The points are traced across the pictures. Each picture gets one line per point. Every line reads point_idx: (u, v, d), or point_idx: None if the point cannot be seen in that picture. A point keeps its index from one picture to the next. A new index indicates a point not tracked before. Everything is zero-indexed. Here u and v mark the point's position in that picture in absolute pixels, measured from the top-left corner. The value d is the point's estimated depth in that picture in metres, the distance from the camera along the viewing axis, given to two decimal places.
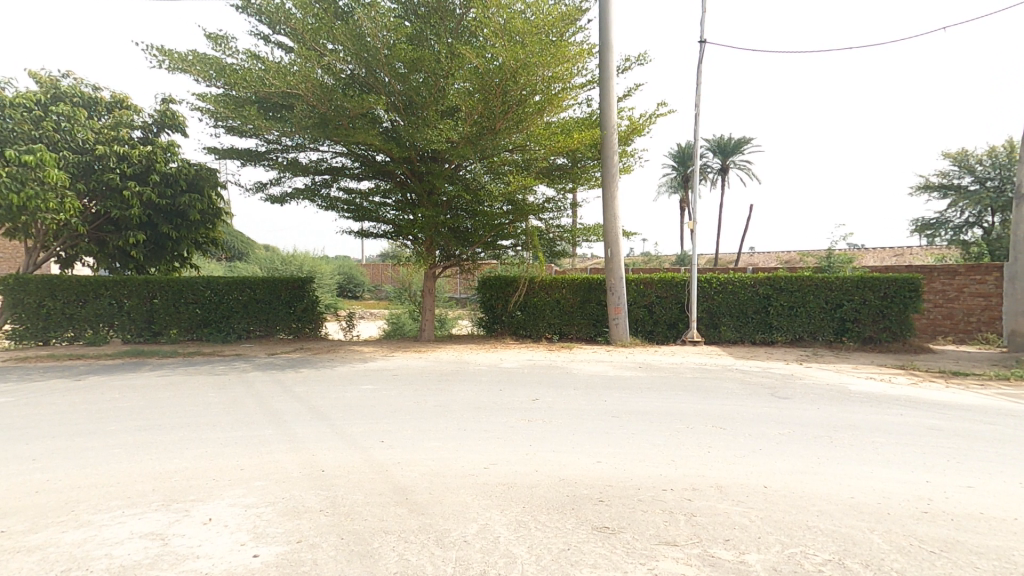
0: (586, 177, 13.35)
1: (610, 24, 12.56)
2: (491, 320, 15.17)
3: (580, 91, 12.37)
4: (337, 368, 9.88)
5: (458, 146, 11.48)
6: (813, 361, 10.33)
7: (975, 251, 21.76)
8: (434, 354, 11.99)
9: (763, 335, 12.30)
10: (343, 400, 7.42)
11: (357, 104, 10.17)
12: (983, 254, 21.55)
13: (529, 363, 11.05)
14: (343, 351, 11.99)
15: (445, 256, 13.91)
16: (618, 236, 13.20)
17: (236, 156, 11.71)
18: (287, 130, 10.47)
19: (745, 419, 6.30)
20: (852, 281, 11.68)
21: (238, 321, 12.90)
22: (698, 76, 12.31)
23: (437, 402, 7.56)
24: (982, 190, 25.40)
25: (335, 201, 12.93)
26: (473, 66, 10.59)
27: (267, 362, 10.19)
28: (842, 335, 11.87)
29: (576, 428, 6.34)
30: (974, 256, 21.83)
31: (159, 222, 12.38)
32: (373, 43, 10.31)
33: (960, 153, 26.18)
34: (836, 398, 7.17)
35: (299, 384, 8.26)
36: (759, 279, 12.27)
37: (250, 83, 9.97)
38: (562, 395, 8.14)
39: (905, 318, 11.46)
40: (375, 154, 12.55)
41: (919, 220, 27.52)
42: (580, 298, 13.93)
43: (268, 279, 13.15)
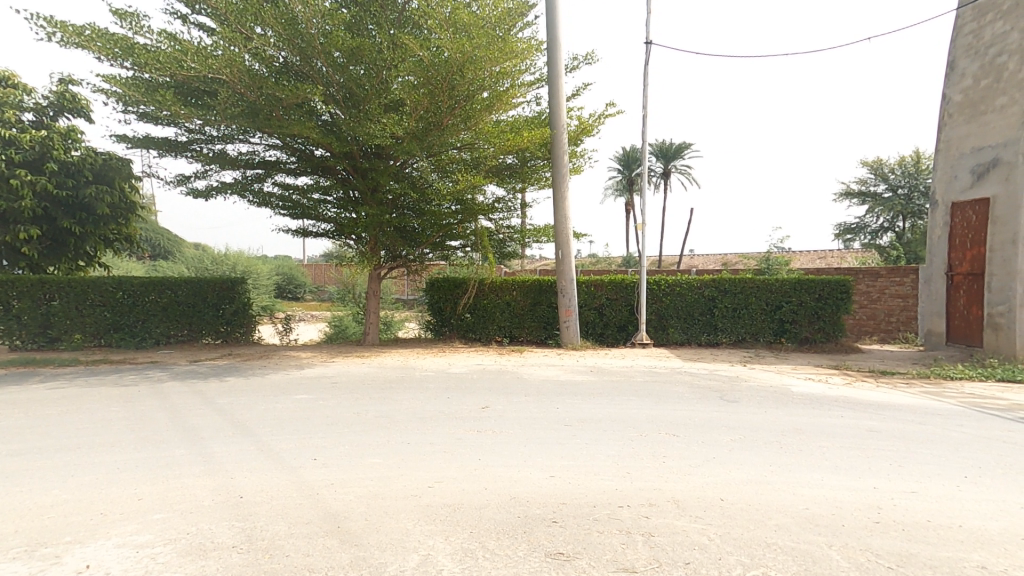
0: (536, 177, 13.12)
1: (557, 22, 12.42)
2: (440, 323, 14.68)
3: (528, 90, 12.13)
4: (268, 377, 9.10)
5: (402, 142, 10.94)
6: (756, 362, 10.59)
7: (892, 255, 23.41)
8: (378, 359, 11.38)
9: (708, 337, 12.55)
10: (274, 412, 6.75)
11: (290, 93, 9.45)
12: (899, 258, 23.24)
13: (478, 367, 10.68)
14: (278, 358, 11.14)
15: (390, 256, 13.29)
16: (568, 238, 13.07)
17: (152, 146, 10.62)
18: (210, 119, 9.57)
19: (699, 425, 6.21)
20: (790, 283, 12.12)
21: (156, 326, 11.75)
22: (644, 78, 12.37)
23: (380, 413, 7.04)
24: (895, 198, 27.39)
25: (269, 197, 12.02)
26: (415, 57, 10.07)
27: (189, 372, 9.24)
28: (781, 336, 12.28)
29: (527, 438, 6.03)
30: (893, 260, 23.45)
31: (58, 215, 11.08)
32: (307, 28, 9.60)
33: (876, 162, 28.19)
34: (781, 401, 7.28)
35: (223, 396, 7.48)
36: (704, 281, 12.51)
37: (165, 65, 9.00)
38: (513, 402, 7.83)
39: (838, 320, 12.00)
40: (314, 148, 11.78)
41: (842, 226, 29.40)
42: (530, 300, 13.70)
43: (191, 280, 12.06)
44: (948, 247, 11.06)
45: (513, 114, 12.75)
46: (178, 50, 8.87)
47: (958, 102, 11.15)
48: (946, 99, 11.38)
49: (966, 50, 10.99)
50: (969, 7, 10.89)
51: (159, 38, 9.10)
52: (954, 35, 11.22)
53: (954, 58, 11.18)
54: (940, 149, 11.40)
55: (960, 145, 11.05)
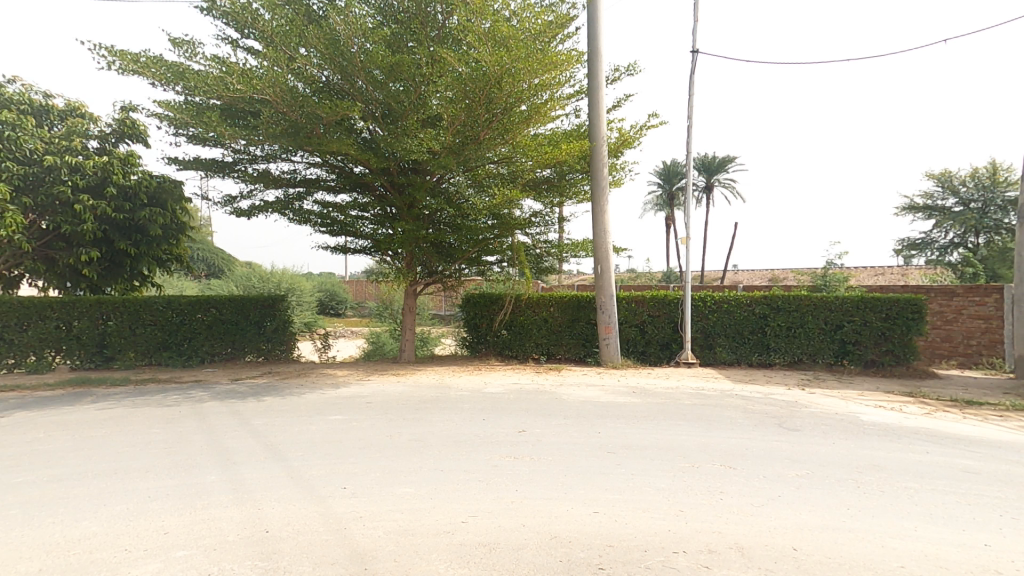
0: (575, 191, 12.78)
1: (599, 34, 12.18)
2: (476, 340, 14.43)
3: (568, 102, 11.89)
4: (305, 396, 9.03)
5: (439, 157, 10.89)
6: (816, 386, 9.77)
7: (969, 273, 21.67)
8: (414, 378, 11.20)
9: (760, 357, 11.76)
10: (307, 434, 6.60)
11: (330, 111, 9.55)
12: (974, 275, 21.47)
13: (515, 387, 10.32)
14: (315, 375, 11.12)
15: (427, 272, 13.21)
16: (608, 252, 12.63)
17: (199, 166, 10.92)
18: (254, 138, 9.77)
19: (758, 456, 5.62)
20: (852, 300, 11.22)
21: (201, 343, 11.99)
22: (690, 88, 11.90)
23: (413, 436, 6.77)
24: (967, 211, 25.56)
25: (308, 214, 12.17)
26: (454, 73, 10.01)
27: (228, 389, 9.29)
28: (842, 357, 11.36)
29: (568, 467, 5.60)
30: (968, 277, 21.69)
31: (117, 238, 11.50)
32: (347, 46, 9.74)
33: (943, 174, 26.37)
34: (851, 431, 6.56)
35: (258, 416, 7.40)
36: (756, 299, 11.74)
37: (213, 87, 9.27)
38: (551, 425, 7.42)
39: (909, 342, 10.90)
40: (352, 165, 11.90)
41: (905, 240, 27.60)
42: (568, 316, 13.28)
43: (235, 298, 12.31)
44: None
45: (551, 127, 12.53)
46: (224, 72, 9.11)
47: None
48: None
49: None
50: None
51: (209, 63, 9.35)
52: None
53: None
54: None
55: None
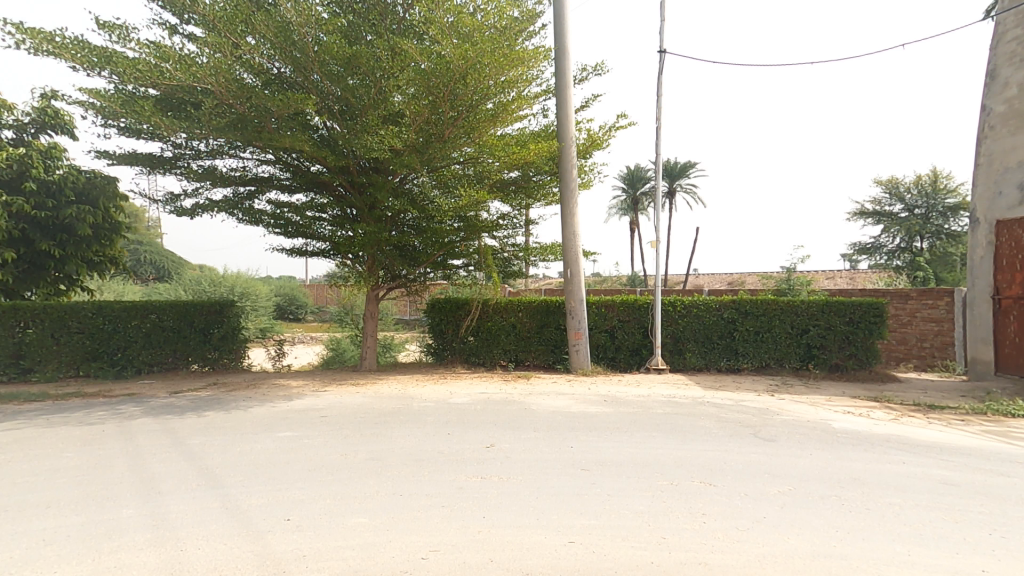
0: (543, 194, 12.44)
1: (566, 31, 11.92)
2: (441, 347, 13.83)
3: (535, 101, 11.55)
4: (252, 410, 8.30)
5: (401, 155, 10.34)
6: (785, 392, 9.72)
7: (918, 277, 22.54)
8: (374, 388, 10.57)
9: (728, 362, 11.70)
10: (250, 455, 5.93)
11: (281, 104, 8.90)
12: (925, 280, 22.33)
13: (482, 397, 9.84)
14: (267, 386, 10.34)
15: (389, 276, 12.60)
16: (577, 256, 12.35)
17: (134, 162, 10.00)
18: (195, 130, 8.98)
19: (738, 471, 5.35)
20: (817, 305, 11.28)
21: (137, 353, 11.01)
22: (657, 89, 11.77)
23: (370, 455, 6.20)
24: (911, 218, 26.73)
25: (260, 215, 11.35)
26: (417, 67, 9.50)
27: (165, 404, 8.44)
28: (808, 362, 11.41)
29: (539, 488, 5.17)
30: (919, 281, 22.54)
31: (37, 238, 10.49)
32: (299, 35, 9.10)
33: (890, 181, 27.53)
34: (826, 440, 6.40)
35: (195, 434, 6.66)
36: (724, 303, 11.71)
37: (145, 73, 8.49)
38: (519, 438, 6.98)
39: (871, 345, 11.12)
40: (308, 162, 11.20)
41: (855, 244, 28.67)
42: (537, 322, 12.91)
43: (176, 303, 11.36)
44: (993, 269, 10.25)
45: (519, 127, 12.17)
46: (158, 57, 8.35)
47: (1000, 113, 10.41)
48: (986, 110, 10.66)
49: (1008, 57, 10.31)
50: (1011, 11, 10.21)
51: (139, 49, 8.54)
52: (994, 43, 10.52)
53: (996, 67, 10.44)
54: (980, 162, 10.65)
55: (1003, 159, 10.30)
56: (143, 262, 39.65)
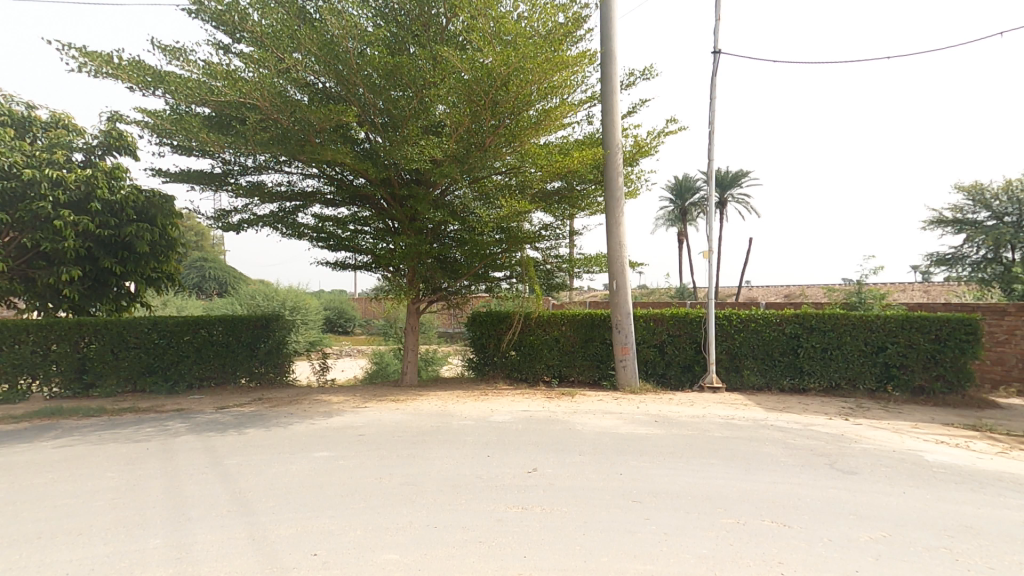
0: (587, 202, 11.99)
1: (613, 35, 11.53)
2: (482, 361, 13.47)
3: (580, 108, 11.19)
4: (292, 427, 8.22)
5: (442, 165, 10.19)
6: (860, 416, 8.74)
7: (1014, 291, 20.30)
8: (415, 404, 10.34)
9: (792, 381, 10.76)
10: (284, 478, 5.74)
11: (323, 116, 8.96)
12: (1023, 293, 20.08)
13: (524, 415, 9.39)
14: (308, 402, 10.31)
15: (431, 289, 12.43)
16: (623, 268, 11.78)
17: (186, 179, 10.30)
18: (240, 146, 9.14)
19: (817, 511, 4.65)
20: (896, 320, 10.18)
21: (189, 368, 11.31)
22: (711, 90, 11.12)
23: (406, 479, 5.87)
24: (1000, 225, 24.38)
25: (303, 228, 11.47)
26: (457, 76, 9.36)
27: (210, 420, 8.49)
28: (886, 383, 10.30)
29: (586, 522, 4.66)
30: (1015, 294, 20.29)
31: (101, 255, 11.00)
32: (342, 48, 9.16)
33: (974, 186, 25.22)
34: (919, 475, 5.55)
35: (233, 454, 6.57)
36: (786, 317, 10.79)
37: (195, 91, 8.73)
38: (563, 463, 6.48)
39: (962, 366, 9.86)
40: (351, 176, 11.26)
41: (933, 255, 26.45)
42: (581, 336, 12.37)
43: (225, 318, 11.67)
44: None
45: (562, 135, 11.83)
46: (209, 75, 8.56)
47: None
48: None
49: None
50: None
51: (192, 69, 8.80)
52: None
53: None
54: None
55: None
56: (207, 278, 41.85)
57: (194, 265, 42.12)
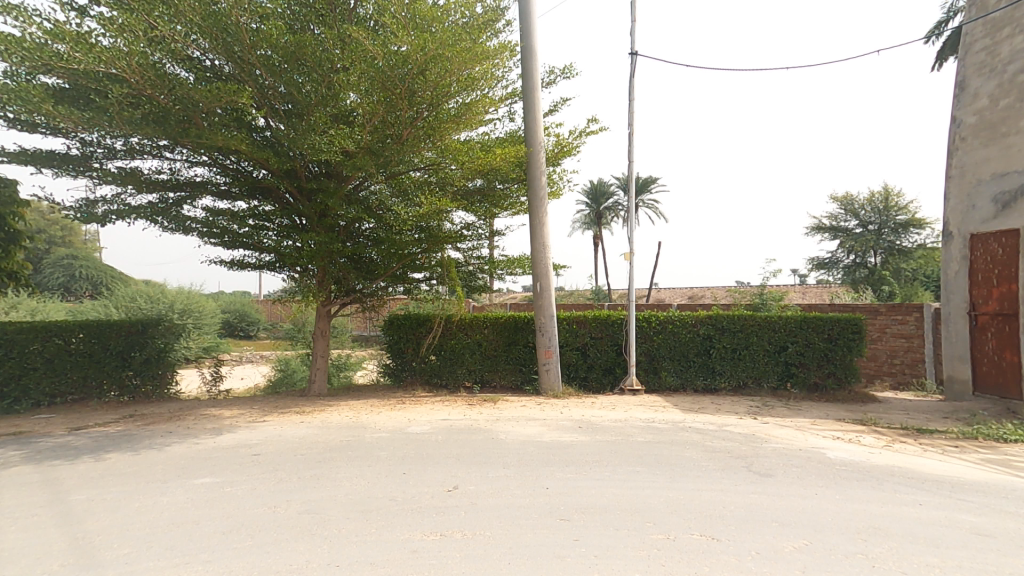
0: (510, 203, 11.65)
1: (533, 30, 11.32)
2: (399, 367, 12.66)
3: (501, 104, 10.87)
4: (169, 449, 7.05)
5: (354, 157, 9.38)
6: (767, 414, 9.17)
7: (883, 292, 22.86)
8: (323, 415, 9.40)
9: (705, 381, 11.17)
10: (149, 516, 4.75)
11: (210, 95, 7.88)
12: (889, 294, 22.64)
13: (444, 424, 8.82)
14: (194, 418, 9.00)
15: (343, 291, 11.48)
16: (547, 269, 11.61)
17: (31, 161, 8.59)
18: (102, 125, 7.77)
19: (740, 521, 4.58)
20: (795, 321, 10.89)
21: (37, 383, 9.87)
22: (629, 93, 11.27)
23: (305, 507, 5.10)
24: (866, 233, 27.58)
25: (190, 223, 10.05)
26: (370, 61, 8.60)
27: (59, 447, 7.09)
28: (787, 381, 10.98)
29: (511, 548, 4.24)
30: (882, 294, 22.88)
31: None
32: (230, 19, 8.07)
33: (845, 198, 28.33)
34: (827, 474, 5.74)
35: (83, 489, 5.43)
36: (700, 318, 11.19)
37: (34, 53, 7.30)
38: (486, 478, 6.03)
39: (850, 364, 10.74)
40: (250, 166, 10.08)
41: (814, 259, 29.39)
42: (504, 339, 12.04)
43: (88, 325, 10.30)
44: (969, 284, 10.12)
45: (483, 131, 11.47)
46: (51, 34, 7.19)
47: (971, 125, 10.44)
48: (957, 121, 10.69)
49: (977, 68, 10.33)
50: (978, 23, 10.28)
51: (29, 25, 7.28)
52: (963, 55, 10.62)
53: (965, 77, 10.55)
54: (952, 173, 10.68)
55: (974, 171, 10.28)
56: (77, 277, 36.59)
57: (61, 264, 36.66)
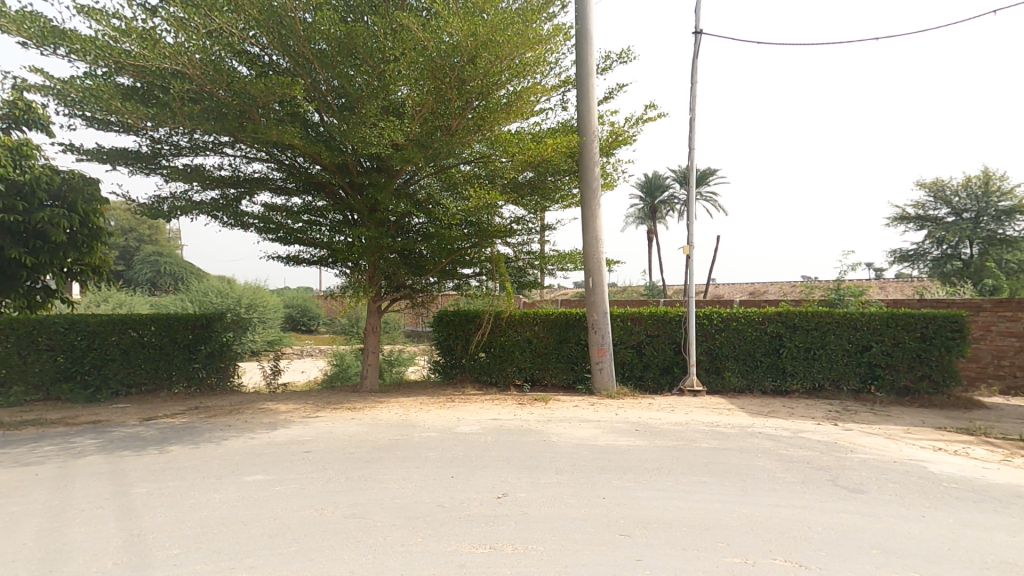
0: (561, 196, 11.20)
1: (588, 14, 10.80)
2: (449, 365, 12.55)
3: (553, 92, 10.44)
4: (227, 443, 7.18)
5: (403, 150, 9.27)
6: (848, 420, 8.28)
7: (982, 286, 20.54)
8: (373, 412, 9.39)
9: (775, 383, 10.31)
10: (199, 514, 4.74)
11: (266, 88, 7.98)
12: (991, 288, 20.30)
13: (493, 425, 8.55)
14: (252, 411, 9.23)
15: (393, 287, 11.47)
16: (599, 266, 11.08)
17: (107, 158, 9.03)
18: (166, 119, 8.05)
19: (831, 546, 3.98)
20: (881, 319, 9.81)
21: (115, 373, 10.49)
22: (693, 74, 10.53)
23: (351, 510, 4.94)
24: (960, 222, 24.95)
25: (248, 217, 10.31)
26: (420, 48, 8.43)
27: (129, 437, 7.40)
28: (870, 384, 9.93)
29: (567, 566, 3.85)
30: (982, 290, 20.58)
31: (7, 245, 9.46)
32: (284, 10, 8.15)
33: (935, 184, 25.73)
34: (932, 492, 4.97)
35: (144, 482, 5.54)
36: (768, 315, 10.32)
37: (105, 52, 7.64)
38: (537, 484, 5.68)
39: (948, 366, 9.55)
40: (304, 162, 10.22)
41: (896, 252, 26.98)
42: (555, 336, 11.64)
43: (159, 319, 10.82)
44: None
45: (533, 122, 11.10)
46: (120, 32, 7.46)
47: None
48: None
49: None
50: None
51: (101, 24, 7.60)
52: None
53: None
54: None
55: None
56: (162, 274, 39.47)
57: (147, 262, 39.72)
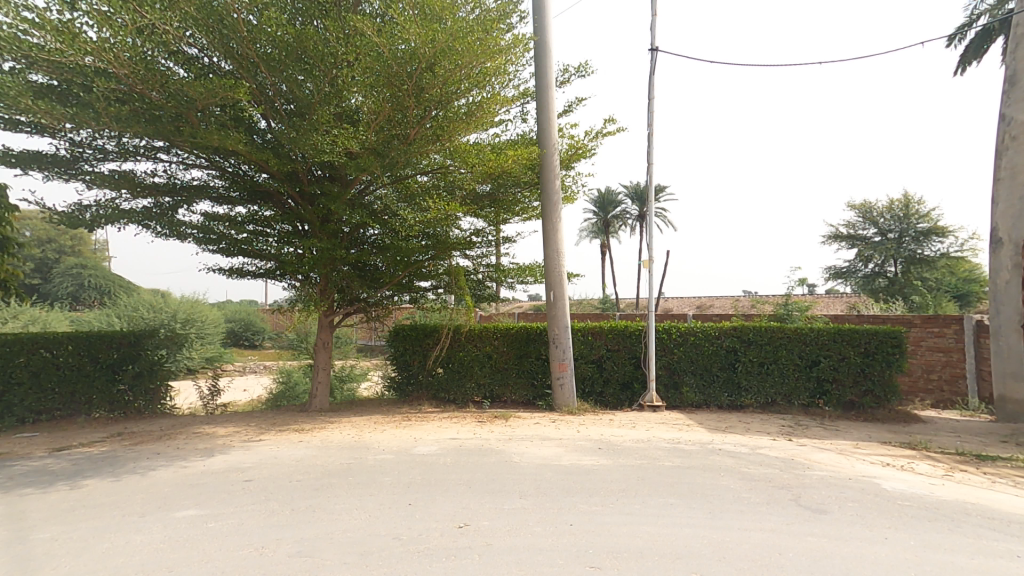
0: (522, 208, 11.06)
1: (547, 27, 10.83)
2: (404, 381, 12.03)
3: (513, 103, 10.34)
4: (154, 474, 6.46)
5: (358, 158, 8.86)
6: (802, 435, 8.47)
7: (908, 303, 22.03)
8: (323, 434, 8.80)
9: (730, 397, 10.48)
10: (115, 561, 4.13)
11: (204, 91, 7.40)
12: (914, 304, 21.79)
13: (453, 445, 8.18)
14: (185, 436, 8.43)
15: (346, 299, 10.91)
16: (560, 279, 10.98)
17: (18, 163, 8.15)
18: (88, 120, 7.31)
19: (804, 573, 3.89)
20: (828, 334, 10.19)
21: (21, 399, 9.39)
22: (649, 91, 10.71)
23: (296, 548, 4.44)
24: (886, 241, 26.78)
25: (184, 228, 9.53)
26: (374, 53, 8.07)
27: (34, 473, 6.52)
28: (819, 398, 10.27)
29: None
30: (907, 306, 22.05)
31: None
32: (226, 9, 7.67)
33: (863, 206, 27.58)
34: (891, 511, 5.04)
35: (47, 526, 4.81)
36: (724, 330, 10.51)
37: (13, 43, 6.88)
38: (501, 511, 5.36)
39: (889, 380, 10.00)
40: (249, 168, 9.58)
41: (831, 269, 28.64)
42: (515, 352, 11.40)
43: (78, 337, 9.80)
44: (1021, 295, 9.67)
45: (493, 133, 10.95)
46: (31, 23, 6.79)
47: (1022, 123, 9.81)
48: (1006, 118, 10.07)
49: None
50: None
51: (7, 15, 6.83)
52: (1014, 47, 9.98)
53: (1015, 71, 9.94)
54: (1000, 175, 10.10)
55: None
56: (86, 287, 36.52)
57: (70, 273, 36.63)
